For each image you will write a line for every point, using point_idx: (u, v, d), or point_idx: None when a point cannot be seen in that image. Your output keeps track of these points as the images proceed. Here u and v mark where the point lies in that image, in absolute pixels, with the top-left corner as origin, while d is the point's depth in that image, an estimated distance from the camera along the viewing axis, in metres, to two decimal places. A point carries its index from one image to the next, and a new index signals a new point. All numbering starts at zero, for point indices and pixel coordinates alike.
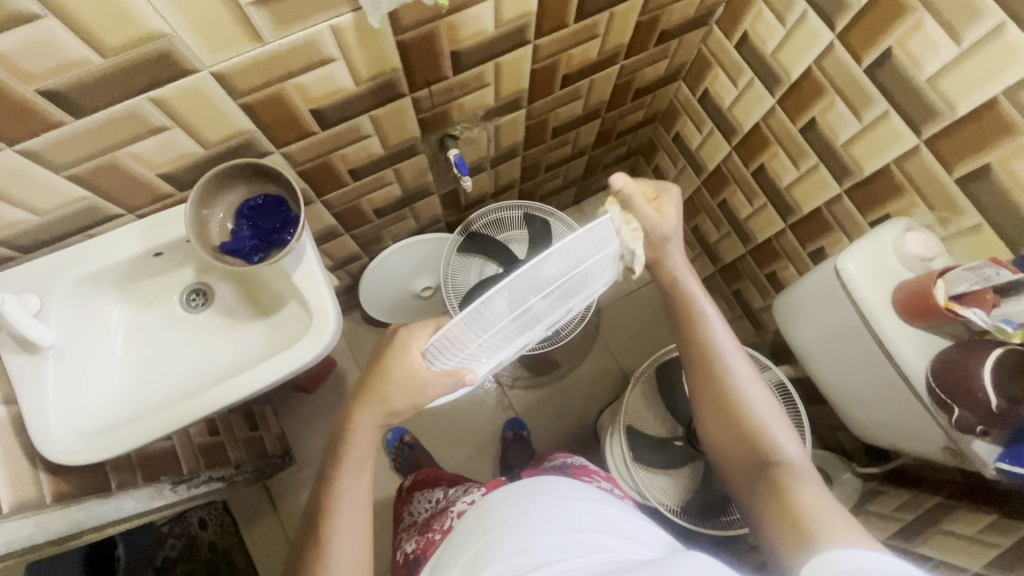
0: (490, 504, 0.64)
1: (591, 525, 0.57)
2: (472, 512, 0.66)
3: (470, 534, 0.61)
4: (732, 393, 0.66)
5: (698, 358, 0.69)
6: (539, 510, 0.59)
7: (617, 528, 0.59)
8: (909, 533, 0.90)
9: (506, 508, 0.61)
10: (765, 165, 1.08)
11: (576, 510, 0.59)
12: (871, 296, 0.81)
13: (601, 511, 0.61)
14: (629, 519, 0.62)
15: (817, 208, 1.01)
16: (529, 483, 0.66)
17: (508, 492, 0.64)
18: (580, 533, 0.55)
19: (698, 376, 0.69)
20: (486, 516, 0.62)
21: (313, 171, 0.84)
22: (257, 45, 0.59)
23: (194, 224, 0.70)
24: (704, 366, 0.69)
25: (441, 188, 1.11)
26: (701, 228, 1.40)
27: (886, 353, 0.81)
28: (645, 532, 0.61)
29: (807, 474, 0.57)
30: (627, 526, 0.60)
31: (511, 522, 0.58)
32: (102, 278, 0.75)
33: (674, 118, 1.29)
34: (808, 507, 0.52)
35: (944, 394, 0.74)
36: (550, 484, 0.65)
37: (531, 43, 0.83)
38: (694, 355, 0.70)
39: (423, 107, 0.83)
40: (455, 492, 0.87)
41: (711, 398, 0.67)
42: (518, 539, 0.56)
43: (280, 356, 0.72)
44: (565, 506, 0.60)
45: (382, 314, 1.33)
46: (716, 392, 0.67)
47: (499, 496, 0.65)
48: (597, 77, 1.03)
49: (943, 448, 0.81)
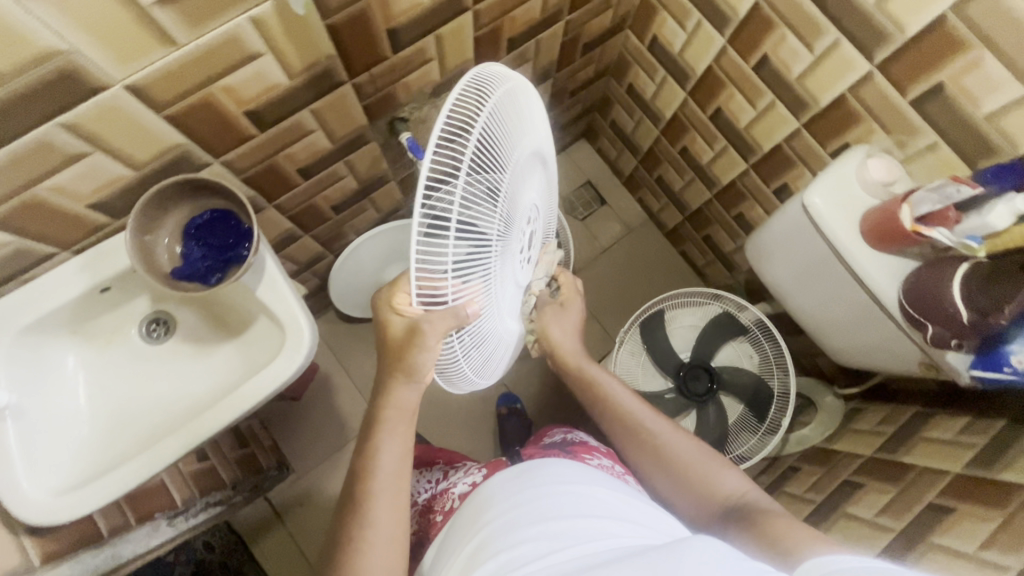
0: (488, 493, 0.64)
1: (591, 510, 0.57)
2: (470, 502, 0.66)
3: (469, 528, 0.61)
4: (659, 447, 0.73)
5: (610, 418, 0.79)
6: (537, 498, 0.59)
7: (618, 510, 0.58)
8: (892, 445, 0.94)
9: (503, 499, 0.61)
10: (721, 107, 1.07)
11: (577, 494, 0.59)
12: (840, 229, 0.82)
13: (601, 493, 0.60)
14: (632, 503, 0.61)
15: (779, 145, 1.01)
16: (526, 468, 0.66)
17: (506, 481, 0.64)
18: (582, 518, 0.55)
19: (620, 430, 0.78)
20: (484, 508, 0.62)
21: (262, 177, 0.79)
22: (171, 50, 0.53)
23: (139, 253, 0.65)
24: (629, 427, 0.76)
25: (398, 174, 1.06)
26: (665, 178, 1.39)
27: (859, 282, 0.83)
28: (649, 513, 0.60)
29: (756, 502, 0.63)
30: (628, 508, 0.60)
31: (510, 513, 0.58)
32: (48, 324, 0.69)
33: (626, 69, 1.25)
34: (774, 529, 0.57)
35: (919, 314, 0.76)
36: (549, 467, 0.65)
37: (470, 10, 0.78)
38: (610, 415, 0.79)
39: (365, 93, 0.78)
40: (457, 472, 0.85)
41: (648, 457, 0.74)
42: (518, 530, 0.55)
43: (256, 379, 0.68)
44: (566, 491, 0.59)
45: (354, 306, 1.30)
46: (648, 449, 0.74)
47: (497, 484, 0.65)
48: (543, 37, 0.99)
49: (920, 363, 0.85)
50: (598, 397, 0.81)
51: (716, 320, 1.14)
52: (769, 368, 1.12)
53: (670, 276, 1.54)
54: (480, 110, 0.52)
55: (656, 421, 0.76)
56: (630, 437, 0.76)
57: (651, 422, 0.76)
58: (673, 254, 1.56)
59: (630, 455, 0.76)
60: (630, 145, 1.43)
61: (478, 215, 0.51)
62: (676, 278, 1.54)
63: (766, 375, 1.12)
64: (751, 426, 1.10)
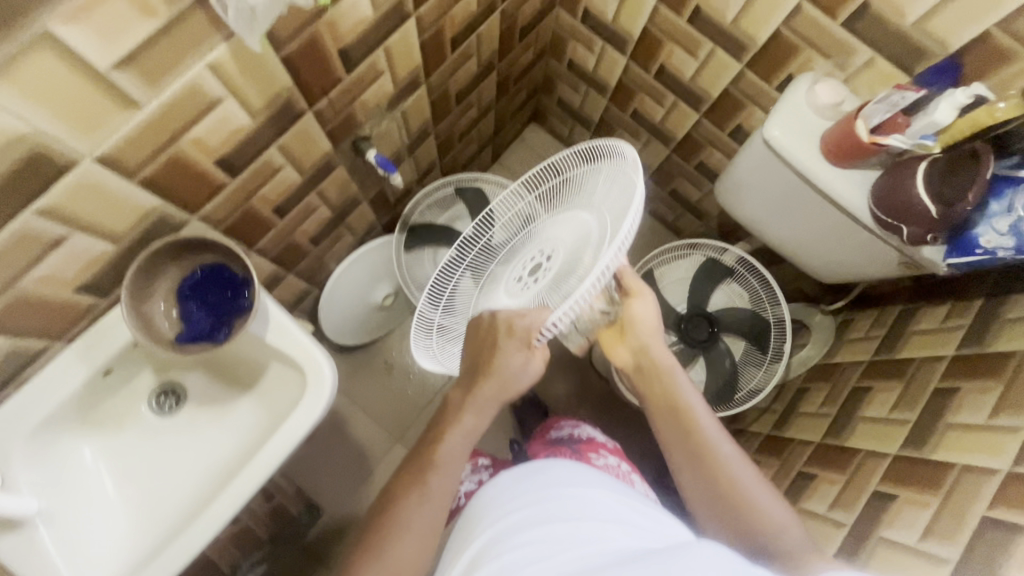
0: (490, 490, 0.65)
1: (594, 513, 0.58)
2: (471, 497, 0.67)
3: (469, 526, 0.62)
4: (712, 466, 0.68)
5: (671, 430, 0.73)
6: (542, 504, 0.59)
7: (620, 513, 0.59)
8: (888, 342, 1.05)
9: (507, 498, 0.62)
10: (664, 65, 1.10)
11: (579, 497, 0.60)
12: (803, 156, 0.86)
13: (603, 495, 0.61)
14: (635, 506, 0.62)
15: (725, 90, 1.04)
16: (530, 467, 0.66)
17: (510, 480, 0.65)
18: (583, 523, 0.56)
19: (677, 442, 0.72)
20: (483, 507, 0.63)
21: (241, 224, 0.78)
22: (136, 112, 0.52)
23: (139, 325, 0.63)
24: (690, 440, 0.70)
25: (368, 193, 1.06)
26: (621, 144, 1.42)
27: (830, 201, 0.88)
28: (652, 516, 0.60)
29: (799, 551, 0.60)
30: (633, 511, 0.60)
31: (514, 514, 0.59)
32: (56, 419, 0.66)
33: (562, 47, 1.28)
34: None
35: (892, 219, 0.81)
36: (553, 468, 0.65)
37: (412, 16, 0.77)
38: (673, 423, 0.73)
39: (326, 119, 0.77)
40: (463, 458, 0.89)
41: (696, 471, 0.69)
42: (523, 532, 0.57)
43: (286, 425, 0.67)
44: (568, 494, 0.60)
45: (346, 336, 1.32)
46: (702, 467, 0.69)
47: (500, 482, 0.65)
48: (483, 30, 0.99)
49: (900, 264, 0.91)
50: (665, 398, 0.74)
51: (702, 267, 1.19)
52: (761, 300, 1.17)
53: (646, 237, 1.58)
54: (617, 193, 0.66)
55: (726, 445, 0.70)
56: (684, 448, 0.71)
57: (725, 447, 0.70)
58: (644, 215, 1.60)
59: (676, 463, 0.72)
60: (581, 119, 1.47)
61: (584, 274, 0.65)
62: (652, 238, 1.58)
63: (759, 307, 1.17)
64: (756, 358, 1.15)
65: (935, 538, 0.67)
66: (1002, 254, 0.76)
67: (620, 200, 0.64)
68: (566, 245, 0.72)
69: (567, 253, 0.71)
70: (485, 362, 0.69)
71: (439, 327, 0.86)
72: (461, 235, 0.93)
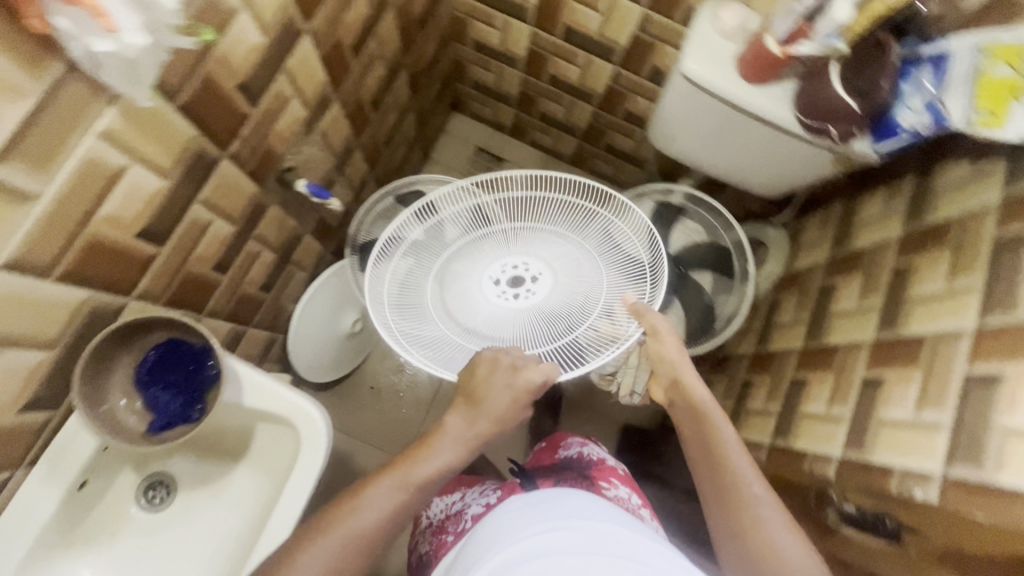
0: (503, 525, 0.63)
1: (607, 549, 0.54)
2: (485, 531, 0.65)
3: (474, 560, 0.60)
4: (739, 502, 0.69)
5: (707, 470, 0.73)
6: (550, 534, 0.57)
7: (639, 553, 0.55)
8: (840, 236, 1.12)
9: (517, 532, 0.59)
10: (568, 23, 1.12)
11: (594, 532, 0.57)
12: (724, 82, 0.88)
13: (620, 535, 0.58)
14: (656, 549, 0.57)
15: (634, 33, 1.07)
16: (551, 504, 0.64)
17: (526, 514, 0.63)
18: (593, 557, 0.53)
19: (708, 476, 0.73)
20: (494, 541, 0.60)
21: (186, 289, 0.73)
22: (32, 203, 0.47)
23: (104, 427, 0.59)
24: (720, 473, 0.71)
25: (308, 223, 1.02)
26: (547, 111, 1.46)
27: (758, 119, 0.90)
28: (672, 561, 0.55)
29: None
30: (654, 554, 0.56)
31: (520, 546, 0.56)
32: (42, 548, 0.61)
33: (464, 29, 1.29)
34: None
35: (818, 121, 0.84)
36: (574, 506, 0.63)
37: (306, 32, 0.73)
38: (709, 460, 0.74)
39: (245, 160, 0.73)
40: (472, 493, 0.90)
41: (720, 506, 0.70)
42: (526, 561, 0.54)
43: (291, 485, 0.65)
44: (582, 528, 0.57)
45: (314, 372, 1.28)
46: (725, 497, 0.70)
47: (515, 517, 0.63)
48: (382, 29, 0.96)
49: (834, 163, 0.94)
50: (705, 437, 0.76)
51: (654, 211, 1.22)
52: (715, 228, 1.21)
53: None
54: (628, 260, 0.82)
55: (758, 487, 0.69)
56: (715, 481, 0.72)
57: (755, 487, 0.70)
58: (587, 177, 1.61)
59: (705, 494, 0.73)
60: (500, 96, 1.50)
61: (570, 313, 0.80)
62: None
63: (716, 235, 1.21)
64: (726, 286, 1.18)
65: (928, 406, 0.73)
66: (922, 130, 0.79)
67: (614, 232, 0.83)
68: (554, 269, 0.82)
69: (557, 276, 0.82)
70: (472, 393, 0.70)
71: (393, 305, 0.81)
72: (413, 205, 0.84)
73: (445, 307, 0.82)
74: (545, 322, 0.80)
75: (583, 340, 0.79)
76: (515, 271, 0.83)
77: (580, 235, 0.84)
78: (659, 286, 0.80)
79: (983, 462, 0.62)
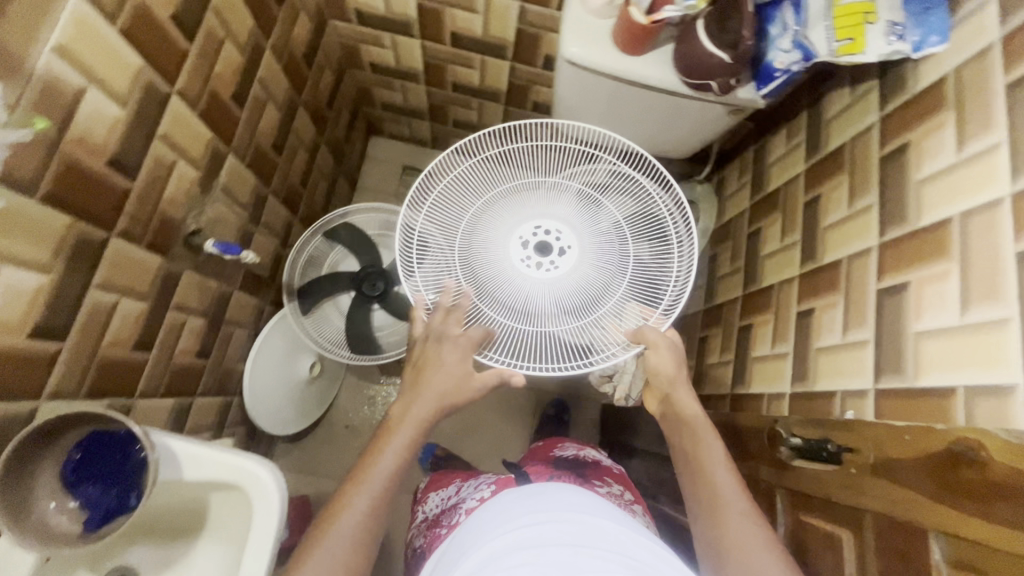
0: (495, 518, 0.63)
1: (596, 542, 0.55)
2: (476, 526, 0.65)
3: (466, 552, 0.59)
4: (721, 518, 0.67)
5: (693, 488, 0.72)
6: (541, 524, 0.58)
7: (627, 547, 0.55)
8: (755, 180, 1.16)
9: (509, 524, 0.60)
10: (454, 30, 1.14)
11: (582, 525, 0.57)
12: (605, 59, 0.89)
13: (608, 527, 0.58)
14: (641, 542, 0.57)
15: (518, 27, 1.09)
16: (540, 497, 0.65)
17: (517, 507, 0.63)
18: (582, 548, 0.53)
19: (693, 491, 0.72)
20: (485, 535, 0.60)
21: (110, 374, 0.72)
22: None
23: (35, 537, 0.57)
24: (705, 487, 0.71)
25: (234, 280, 1.00)
26: (460, 118, 1.47)
27: (646, 87, 0.93)
28: (660, 557, 0.55)
29: None
30: (641, 548, 0.56)
31: (513, 536, 0.57)
32: None
33: (358, 55, 1.28)
34: None
35: (701, 79, 0.86)
36: (562, 499, 0.64)
37: (173, 94, 0.72)
38: (694, 477, 0.73)
39: (138, 234, 0.72)
40: (469, 487, 0.87)
41: (704, 522, 0.68)
42: (520, 550, 0.54)
43: (252, 547, 0.63)
44: (572, 522, 0.58)
45: (279, 427, 1.25)
46: (710, 511, 0.68)
47: (506, 510, 0.64)
48: (264, 73, 0.95)
49: (729, 114, 0.97)
50: (693, 454, 0.75)
51: None
52: None
53: None
54: (658, 242, 0.84)
55: (738, 501, 0.68)
56: (699, 497, 0.71)
57: (738, 502, 0.68)
58: None
59: (692, 511, 0.71)
60: (412, 112, 1.50)
61: (594, 296, 0.82)
62: None
63: None
64: None
65: (854, 326, 0.75)
66: (795, 68, 0.84)
67: (657, 219, 0.84)
68: (584, 245, 0.84)
69: (587, 253, 0.83)
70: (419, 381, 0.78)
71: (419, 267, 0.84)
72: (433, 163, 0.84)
73: (471, 272, 0.83)
74: (561, 299, 0.82)
75: (594, 335, 0.82)
76: (542, 245, 0.84)
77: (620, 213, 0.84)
78: (685, 287, 0.82)
79: (905, 370, 0.65)
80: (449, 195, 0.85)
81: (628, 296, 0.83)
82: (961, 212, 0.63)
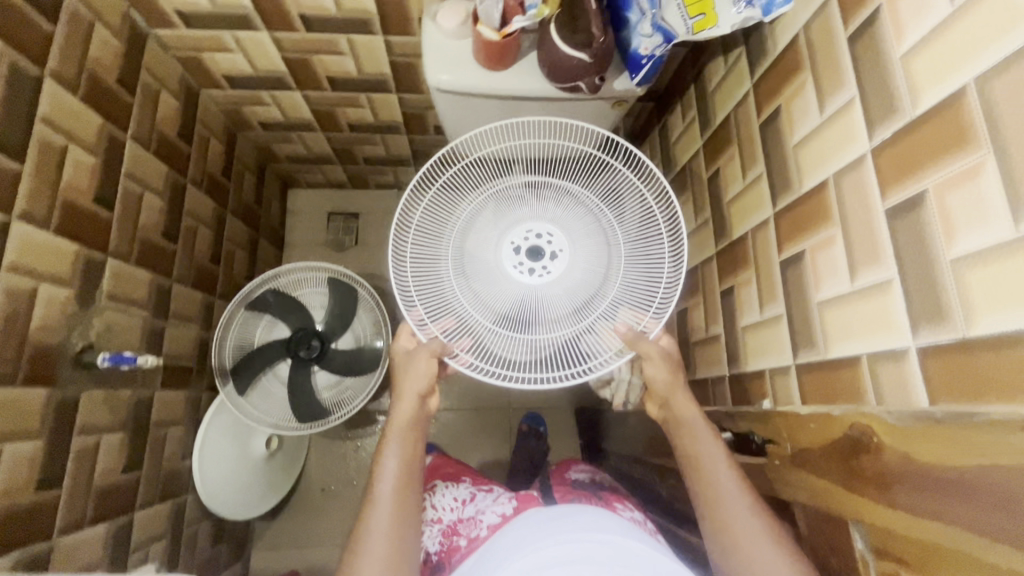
0: (519, 542, 0.59)
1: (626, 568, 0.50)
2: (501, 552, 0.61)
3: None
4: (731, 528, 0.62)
5: (699, 492, 0.66)
6: (566, 545, 0.54)
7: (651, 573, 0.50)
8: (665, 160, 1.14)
9: (535, 545, 0.56)
10: (327, 74, 1.10)
11: (613, 545, 0.53)
12: (473, 79, 0.87)
13: (632, 546, 0.53)
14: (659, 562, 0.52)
15: (390, 60, 1.06)
16: (567, 517, 0.61)
17: (544, 530, 0.59)
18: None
19: (698, 498, 0.66)
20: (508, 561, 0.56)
21: (11, 524, 0.69)
22: None
23: None
24: (706, 490, 0.65)
25: (150, 381, 0.96)
26: (369, 155, 1.43)
27: (523, 98, 0.90)
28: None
29: None
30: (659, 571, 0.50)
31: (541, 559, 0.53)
32: None
33: (244, 117, 1.24)
34: None
35: (567, 82, 0.83)
36: (589, 519, 0.60)
37: (13, 219, 0.69)
38: (694, 481, 0.67)
39: (8, 373, 0.68)
40: (484, 497, 0.82)
41: (716, 535, 0.63)
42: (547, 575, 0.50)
43: None
44: (601, 541, 0.54)
45: (249, 511, 1.19)
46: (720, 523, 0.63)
47: (533, 533, 0.60)
48: (131, 165, 0.91)
49: (614, 107, 0.95)
50: (689, 458, 0.69)
51: None
52: None
53: None
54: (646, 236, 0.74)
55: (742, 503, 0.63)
56: (703, 504, 0.65)
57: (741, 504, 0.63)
58: None
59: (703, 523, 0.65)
60: (320, 159, 1.46)
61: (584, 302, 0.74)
62: None
63: None
64: None
65: (768, 302, 0.73)
66: (659, 52, 0.79)
67: (650, 211, 0.75)
68: (572, 245, 0.75)
69: (576, 254, 0.75)
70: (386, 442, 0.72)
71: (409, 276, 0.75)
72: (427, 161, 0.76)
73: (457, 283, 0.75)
74: (551, 307, 0.73)
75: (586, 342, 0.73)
76: (528, 248, 0.75)
77: (616, 210, 0.76)
78: (674, 284, 0.71)
79: (816, 343, 0.63)
80: (439, 201, 0.77)
81: (622, 297, 0.73)
82: (833, 174, 0.61)
